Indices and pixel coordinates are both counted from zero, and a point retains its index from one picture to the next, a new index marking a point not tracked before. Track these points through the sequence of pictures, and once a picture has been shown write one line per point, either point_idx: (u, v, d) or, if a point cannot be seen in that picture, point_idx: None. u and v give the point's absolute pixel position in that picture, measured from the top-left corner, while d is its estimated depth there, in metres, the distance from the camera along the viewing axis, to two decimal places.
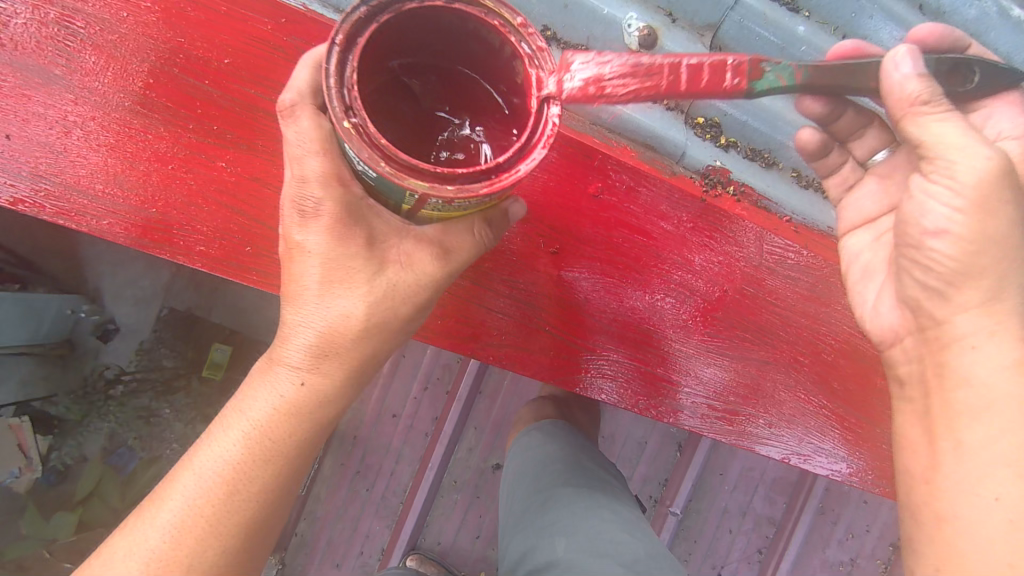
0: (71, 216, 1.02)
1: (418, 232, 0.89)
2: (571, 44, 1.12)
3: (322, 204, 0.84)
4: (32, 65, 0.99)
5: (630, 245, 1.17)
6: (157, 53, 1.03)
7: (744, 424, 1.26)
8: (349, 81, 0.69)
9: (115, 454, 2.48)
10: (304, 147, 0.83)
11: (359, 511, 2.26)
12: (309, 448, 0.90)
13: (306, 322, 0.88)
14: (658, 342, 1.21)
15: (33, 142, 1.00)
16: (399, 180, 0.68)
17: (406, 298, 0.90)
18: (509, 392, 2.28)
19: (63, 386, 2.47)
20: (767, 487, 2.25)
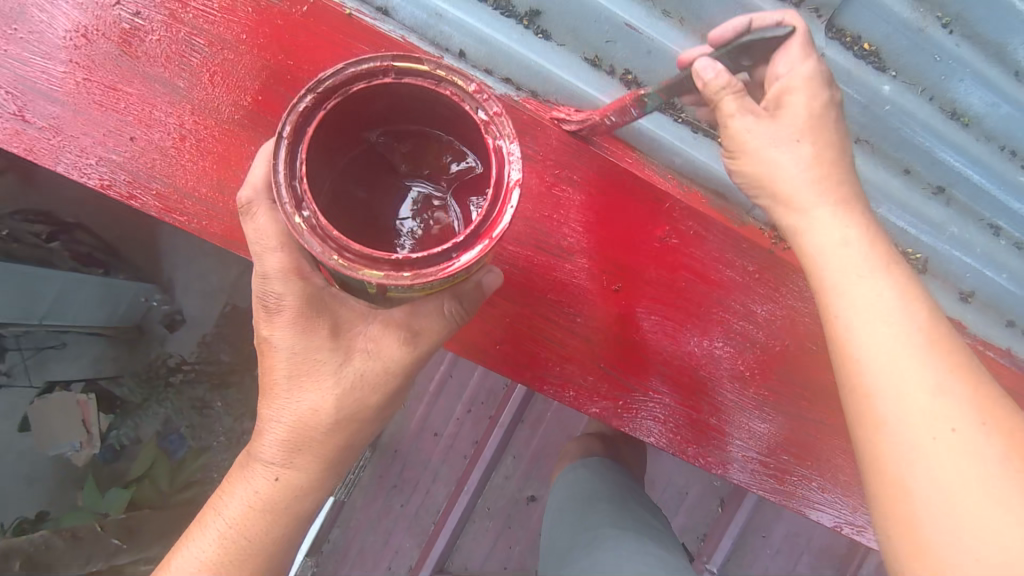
0: (177, 214, 1.12)
1: (384, 318, 0.99)
2: (649, 88, 1.14)
3: (283, 300, 0.96)
4: (160, 75, 1.07)
5: (697, 293, 1.15)
6: (266, 72, 1.08)
7: (797, 483, 1.25)
8: (298, 173, 0.75)
9: (167, 439, 2.72)
10: (263, 243, 0.94)
11: (391, 525, 2.29)
12: (310, 506, 1.04)
13: (278, 414, 1.01)
14: (710, 390, 1.20)
15: (152, 145, 1.10)
16: (356, 270, 0.73)
17: (374, 382, 1.00)
18: (554, 423, 2.26)
19: (129, 367, 2.75)
20: (811, 555, 2.14)
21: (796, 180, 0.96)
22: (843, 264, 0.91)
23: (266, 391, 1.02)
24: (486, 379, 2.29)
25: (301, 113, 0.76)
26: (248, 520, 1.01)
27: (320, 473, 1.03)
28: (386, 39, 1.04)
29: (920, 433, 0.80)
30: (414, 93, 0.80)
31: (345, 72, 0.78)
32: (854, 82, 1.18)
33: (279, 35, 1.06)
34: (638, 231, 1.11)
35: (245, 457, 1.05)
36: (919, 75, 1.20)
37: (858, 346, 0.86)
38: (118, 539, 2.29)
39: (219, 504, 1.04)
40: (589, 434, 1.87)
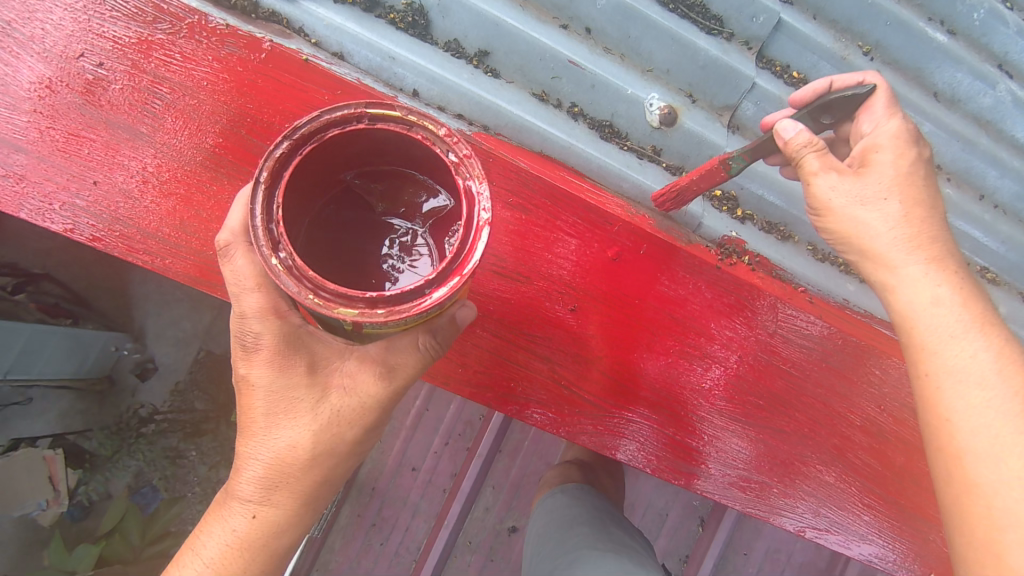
0: (141, 254, 1.14)
1: (360, 354, 1.00)
2: (596, 120, 1.21)
3: (260, 340, 0.97)
4: (122, 122, 1.11)
5: (668, 318, 1.20)
6: (229, 117, 1.12)
7: (770, 494, 1.29)
8: (275, 218, 0.77)
9: (139, 493, 2.67)
10: (242, 285, 0.96)
11: (371, 565, 2.25)
12: (282, 540, 1.04)
13: (257, 452, 1.02)
14: (690, 412, 1.24)
15: (115, 189, 1.12)
16: (331, 309, 0.74)
17: (351, 417, 1.01)
18: (531, 452, 2.27)
19: (99, 422, 2.70)
20: (793, 571, 2.15)
21: (891, 238, 1.00)
22: (935, 324, 0.96)
23: (244, 429, 1.03)
24: (463, 410, 2.30)
25: (278, 158, 0.78)
26: (227, 560, 1.01)
27: (297, 510, 1.03)
28: (342, 81, 1.08)
29: (1015, 499, 0.88)
30: (389, 137, 0.82)
31: (321, 118, 0.80)
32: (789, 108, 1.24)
33: (241, 78, 1.11)
34: (599, 256, 1.16)
35: (223, 496, 1.05)
36: None
37: (951, 405, 0.94)
38: None
39: (198, 543, 1.04)
40: (568, 461, 1.87)
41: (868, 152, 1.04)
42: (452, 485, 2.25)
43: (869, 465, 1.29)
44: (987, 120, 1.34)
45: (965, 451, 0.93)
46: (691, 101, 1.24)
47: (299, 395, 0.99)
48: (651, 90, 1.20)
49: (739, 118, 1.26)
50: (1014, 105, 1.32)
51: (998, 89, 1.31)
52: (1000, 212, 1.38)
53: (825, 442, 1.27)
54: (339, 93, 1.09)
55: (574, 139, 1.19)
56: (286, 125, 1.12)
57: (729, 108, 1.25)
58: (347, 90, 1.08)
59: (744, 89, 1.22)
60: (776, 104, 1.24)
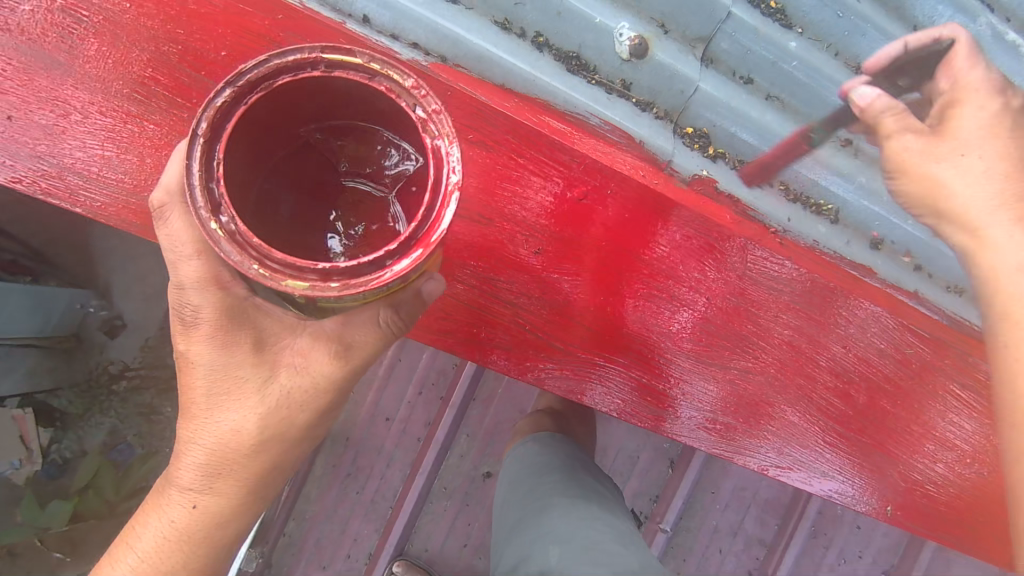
0: (69, 196, 1.06)
1: (315, 331, 0.98)
2: (561, 51, 1.15)
3: (199, 312, 0.95)
4: (37, 50, 1.02)
5: (642, 263, 1.19)
6: (156, 43, 1.04)
7: (740, 436, 1.30)
8: (216, 176, 0.71)
9: (115, 450, 2.63)
10: (178, 252, 0.93)
11: (348, 513, 2.27)
12: (227, 526, 1.06)
13: (197, 437, 1.02)
14: (654, 355, 1.24)
15: (34, 124, 1.03)
16: (278, 281, 0.70)
17: (301, 399, 1.00)
18: (503, 399, 2.27)
19: (68, 379, 2.59)
20: (758, 507, 2.23)
21: (992, 175, 1.10)
22: (991, 234, 1.08)
23: (186, 412, 1.03)
24: (435, 360, 2.29)
25: (219, 108, 0.72)
26: (164, 550, 1.04)
27: (240, 499, 1.04)
28: (284, 5, 1.02)
29: None
30: (350, 87, 0.76)
31: (269, 63, 0.73)
32: (763, 40, 1.19)
33: (174, 8, 1.03)
34: (566, 205, 1.14)
35: (163, 486, 1.07)
36: (822, 32, 1.23)
37: (1016, 341, 1.03)
38: (60, 552, 2.53)
39: (133, 535, 1.08)
40: (540, 409, 1.87)
41: (950, 108, 1.14)
42: (426, 434, 2.26)
43: (833, 403, 1.31)
44: (968, 53, 1.30)
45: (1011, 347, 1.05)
46: (664, 32, 1.17)
47: (244, 378, 0.99)
48: (620, 19, 1.14)
49: (713, 51, 1.20)
50: (996, 39, 1.28)
51: (978, 23, 1.27)
52: None
53: (790, 382, 1.29)
54: (280, 17, 1.02)
55: (539, 71, 1.13)
56: (223, 54, 1.05)
57: (702, 40, 1.19)
58: (289, 14, 1.02)
59: (720, 19, 1.17)
60: (751, 35, 1.18)
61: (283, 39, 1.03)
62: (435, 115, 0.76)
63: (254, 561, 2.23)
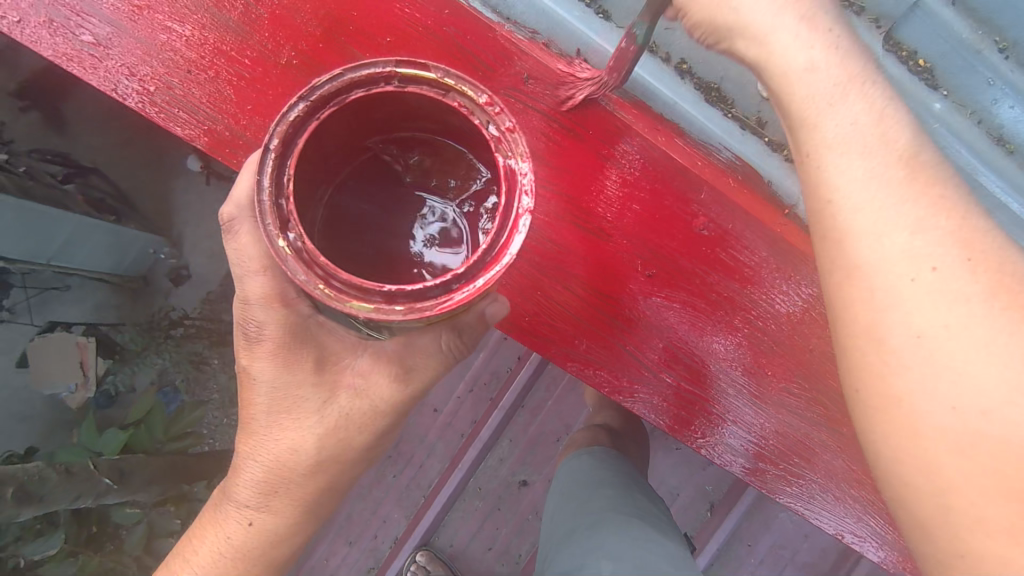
0: (227, 152, 1.16)
1: (374, 352, 1.04)
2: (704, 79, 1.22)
3: (263, 328, 0.99)
4: (224, 15, 1.11)
5: (711, 282, 1.17)
6: (326, 20, 1.10)
7: (778, 471, 1.29)
8: (286, 192, 0.74)
9: (162, 392, 2.83)
10: (246, 266, 0.97)
11: (382, 495, 2.31)
12: (279, 546, 1.09)
13: (256, 454, 1.07)
14: (710, 376, 1.24)
15: (211, 82, 1.13)
16: (344, 302, 0.72)
17: (360, 422, 1.04)
18: (551, 413, 2.26)
19: (132, 317, 2.82)
20: (795, 569, 2.15)
21: (866, 139, 0.87)
22: (870, 202, 0.84)
23: (244, 432, 1.08)
24: (490, 360, 2.30)
25: (292, 125, 0.76)
26: (219, 565, 1.08)
27: (293, 519, 1.08)
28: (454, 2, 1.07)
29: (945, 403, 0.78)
30: (422, 103, 0.79)
31: (344, 79, 0.77)
32: (907, 95, 1.25)
33: None
34: (659, 224, 1.15)
35: (221, 502, 1.11)
36: (968, 98, 1.26)
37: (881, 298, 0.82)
38: (110, 479, 2.29)
39: (191, 551, 1.12)
40: (596, 425, 1.86)
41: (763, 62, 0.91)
42: (470, 432, 2.28)
43: None
44: None
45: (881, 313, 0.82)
46: None
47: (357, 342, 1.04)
48: None
49: None
50: None
51: None
52: None
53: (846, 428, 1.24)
54: (445, 14, 1.08)
55: (679, 98, 1.20)
56: (387, 41, 1.10)
57: None
58: (457, 10, 1.07)
59: None
60: (896, 89, 1.24)
61: (446, 34, 1.09)
62: (507, 132, 0.78)
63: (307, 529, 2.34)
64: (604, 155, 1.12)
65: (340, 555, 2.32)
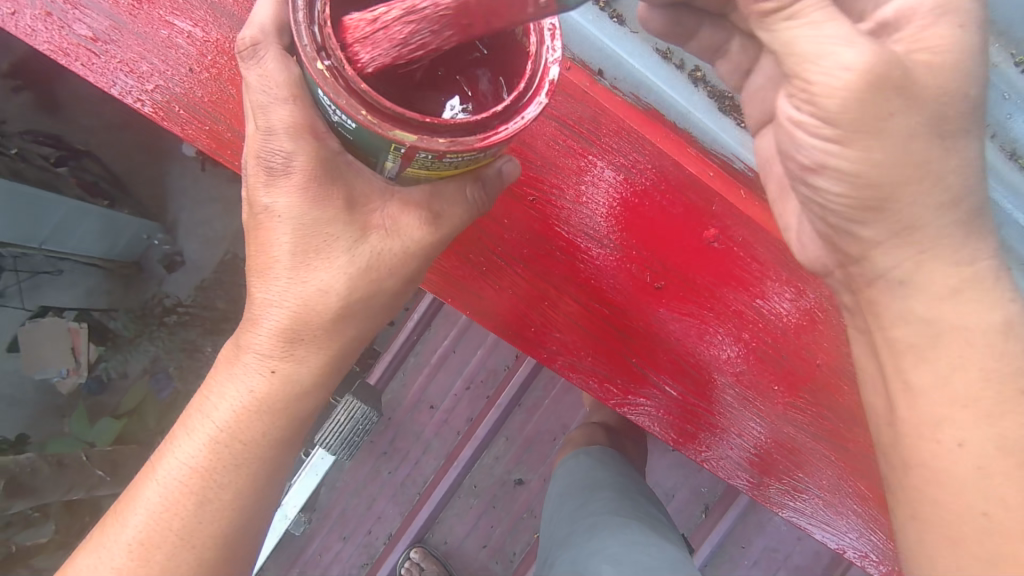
0: (227, 153, 1.14)
1: (404, 196, 0.94)
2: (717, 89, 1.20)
3: (292, 160, 0.87)
4: (229, 13, 1.10)
5: (705, 283, 1.18)
6: None
7: (775, 483, 1.30)
8: (320, 19, 0.72)
9: (154, 378, 2.74)
10: (272, 95, 0.85)
11: (377, 491, 2.30)
12: (297, 415, 0.98)
13: (277, 297, 0.95)
14: (705, 381, 1.23)
15: (212, 81, 1.12)
16: (385, 130, 0.72)
17: (394, 262, 0.95)
18: (549, 412, 2.25)
19: (124, 304, 2.75)
20: (788, 572, 2.16)
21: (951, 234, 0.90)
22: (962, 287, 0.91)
23: (256, 270, 0.96)
24: (488, 359, 2.28)
25: None
26: (240, 420, 0.96)
27: (321, 368, 0.98)
28: None
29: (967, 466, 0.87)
30: None
31: None
32: None
33: None
34: (658, 224, 1.15)
35: (237, 352, 0.98)
36: None
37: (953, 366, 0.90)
38: (102, 471, 2.32)
39: (207, 404, 0.98)
40: (594, 423, 1.84)
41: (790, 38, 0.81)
42: (467, 430, 2.26)
43: None
44: None
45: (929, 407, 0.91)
46: None
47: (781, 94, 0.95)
48: None
49: None
50: None
51: None
52: None
53: (850, 442, 1.25)
54: None
55: (692, 107, 1.20)
56: None
57: None
58: None
59: None
60: None
61: None
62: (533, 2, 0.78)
63: (301, 526, 2.24)
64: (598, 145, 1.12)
65: (334, 550, 2.31)
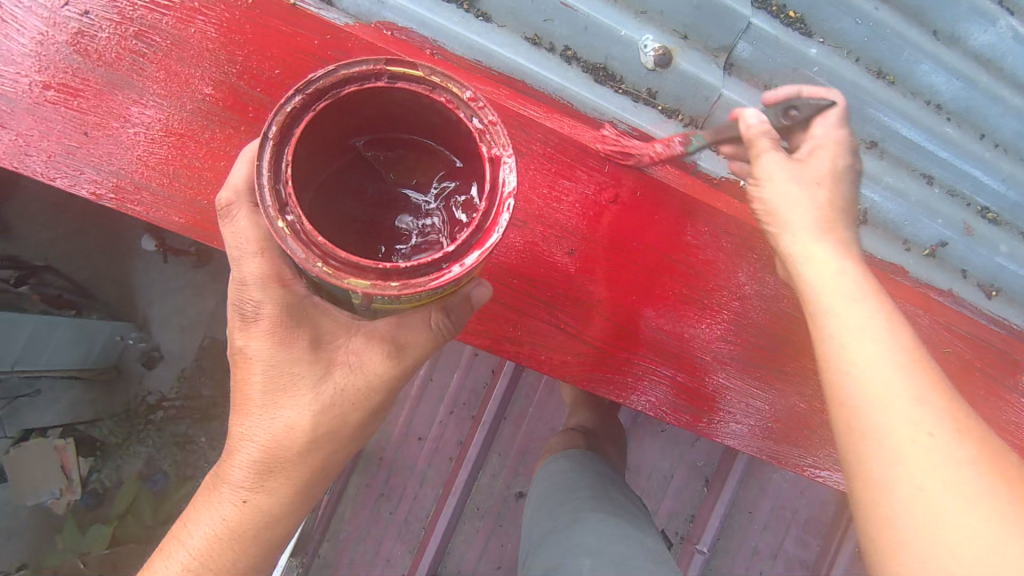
0: (133, 206, 1.15)
1: (369, 331, 1.00)
2: (589, 63, 1.24)
3: (261, 308, 0.96)
4: (112, 74, 1.12)
5: (684, 274, 1.26)
6: (215, 63, 1.13)
7: (788, 447, 1.37)
8: (283, 177, 0.75)
9: (151, 479, 2.72)
10: (244, 250, 0.95)
11: (382, 533, 2.27)
12: (267, 543, 1.04)
13: (253, 432, 1.02)
14: (700, 366, 1.31)
15: (109, 141, 1.13)
16: (341, 279, 0.72)
17: (356, 398, 1.02)
18: (535, 418, 2.27)
19: (108, 410, 2.72)
20: (799, 528, 2.18)
21: (870, 296, 0.90)
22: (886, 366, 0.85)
23: (237, 407, 1.03)
24: (466, 379, 2.30)
25: (290, 114, 0.76)
26: (214, 548, 1.01)
27: (290, 498, 1.04)
28: (331, 26, 1.13)
29: (905, 445, 0.80)
30: (409, 99, 0.81)
31: (337, 73, 0.77)
32: (783, 49, 1.26)
33: (235, 41, 1.13)
34: (633, 230, 1.23)
35: (215, 483, 1.05)
36: (842, 40, 1.29)
37: (861, 368, 0.86)
38: None
39: (184, 532, 1.05)
40: (572, 429, 1.86)
41: None
42: (459, 454, 2.26)
43: None
44: None
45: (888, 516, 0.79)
46: (686, 42, 1.25)
47: None
48: (645, 32, 1.23)
49: (736, 58, 1.27)
50: None
51: None
52: (1000, 150, 1.40)
53: None
54: (327, 38, 1.13)
55: (569, 83, 1.23)
56: (277, 72, 1.14)
57: (726, 49, 1.26)
58: (336, 34, 1.12)
59: (740, 30, 1.24)
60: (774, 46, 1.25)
61: (332, 57, 1.13)
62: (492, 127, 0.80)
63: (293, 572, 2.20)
64: (557, 159, 1.20)
65: None
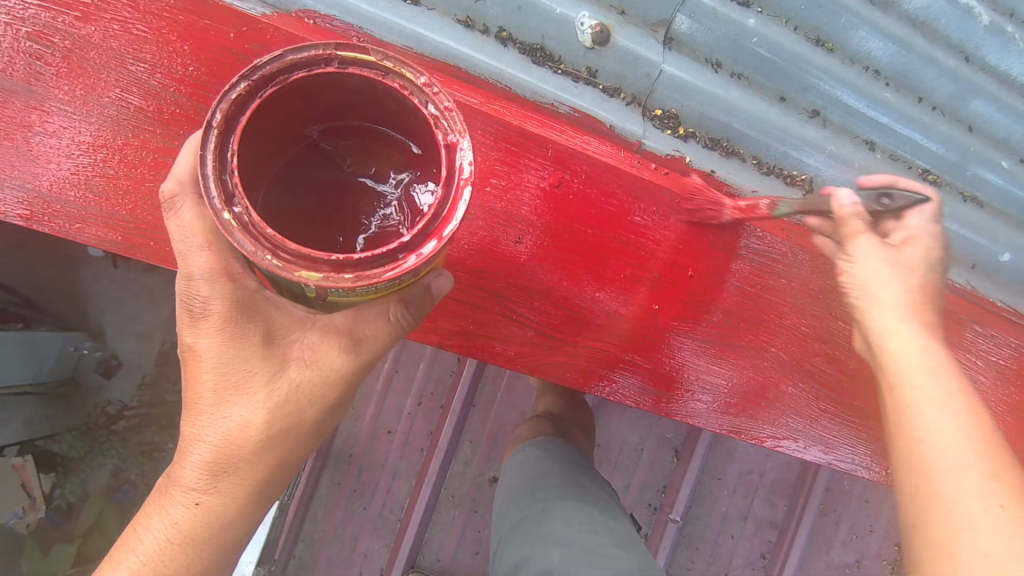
0: (47, 221, 1.09)
1: (324, 324, 0.95)
2: (525, 44, 1.21)
3: (209, 304, 0.92)
4: (8, 81, 1.04)
5: (643, 255, 1.26)
6: (121, 61, 1.06)
7: (753, 421, 1.38)
8: (230, 167, 0.69)
9: (119, 492, 2.64)
10: (189, 244, 0.91)
11: (357, 530, 2.25)
12: (219, 546, 1.01)
13: (204, 433, 0.98)
14: (664, 347, 1.32)
15: (12, 153, 1.06)
16: (292, 272, 0.67)
17: (310, 395, 0.97)
18: (504, 403, 2.27)
19: (66, 423, 2.60)
20: (767, 489, 2.24)
21: (937, 370, 0.97)
22: (937, 416, 0.94)
23: (187, 406, 0.99)
24: (432, 369, 2.27)
25: (234, 102, 0.71)
26: (166, 553, 0.98)
27: (243, 499, 1.00)
28: (249, 18, 1.07)
29: (976, 509, 0.86)
30: (363, 86, 0.76)
31: (283, 58, 0.72)
32: (722, 19, 1.25)
33: (146, 37, 1.06)
34: (591, 215, 1.23)
35: (166, 485, 1.01)
36: (781, 9, 1.29)
37: (921, 431, 0.94)
38: None
39: (134, 537, 1.01)
40: (540, 415, 1.86)
41: None
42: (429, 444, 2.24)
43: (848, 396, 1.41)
44: (968, 50, 1.40)
45: (956, 533, 0.86)
46: (622, 17, 1.23)
47: None
48: (581, 9, 1.20)
49: (675, 32, 1.26)
50: (969, 62, 1.41)
51: (967, 25, 1.38)
52: (937, 112, 1.42)
53: (802, 368, 1.38)
54: (244, 30, 1.07)
55: (504, 65, 1.19)
56: (192, 67, 1.08)
57: (664, 23, 1.25)
58: (253, 25, 1.07)
59: (675, 3, 1.23)
60: (711, 16, 1.24)
61: (250, 51, 1.08)
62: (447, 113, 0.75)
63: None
64: (506, 145, 1.17)
65: None
